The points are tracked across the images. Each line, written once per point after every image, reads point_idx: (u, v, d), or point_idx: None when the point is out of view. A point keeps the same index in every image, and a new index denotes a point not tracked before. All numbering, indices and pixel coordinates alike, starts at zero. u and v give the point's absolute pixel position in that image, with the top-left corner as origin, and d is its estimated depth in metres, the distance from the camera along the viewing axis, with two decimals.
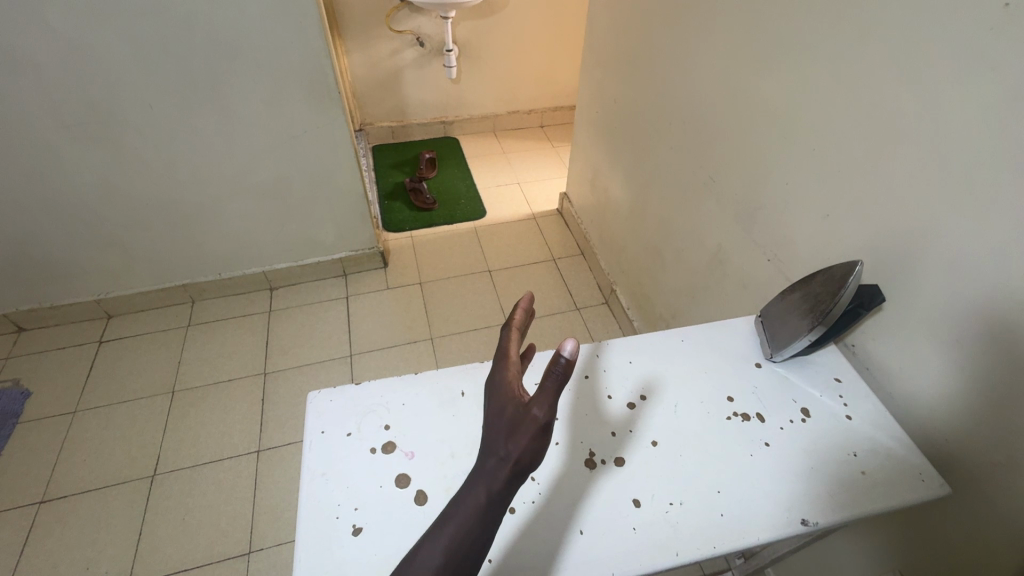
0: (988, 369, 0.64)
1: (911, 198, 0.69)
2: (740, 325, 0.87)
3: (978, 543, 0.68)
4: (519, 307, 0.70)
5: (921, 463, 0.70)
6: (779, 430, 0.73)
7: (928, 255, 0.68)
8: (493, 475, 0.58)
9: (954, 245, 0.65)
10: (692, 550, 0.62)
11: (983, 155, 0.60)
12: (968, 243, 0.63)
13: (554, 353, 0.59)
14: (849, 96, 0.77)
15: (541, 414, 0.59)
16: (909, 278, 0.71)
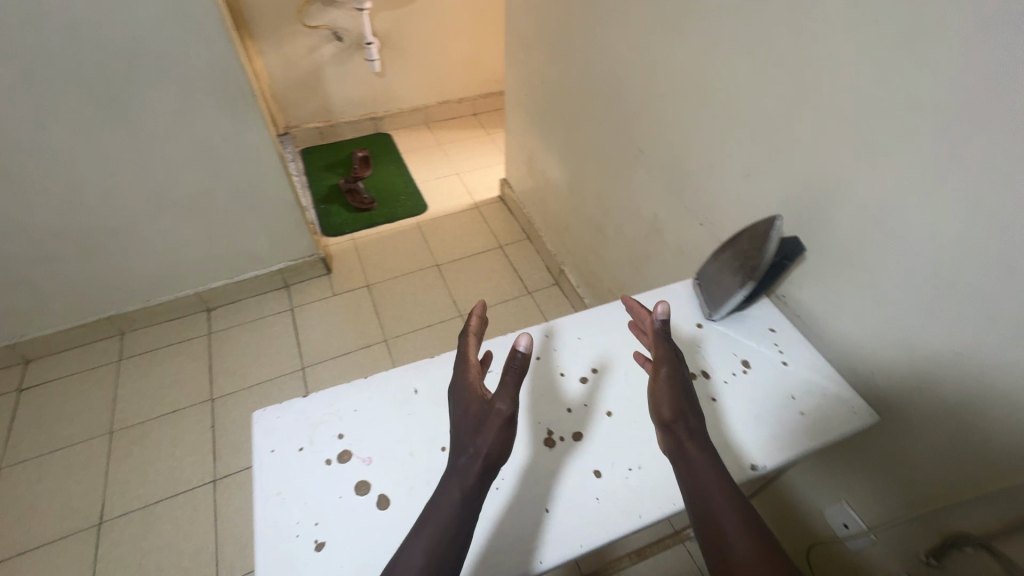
0: (901, 304, 0.69)
1: (818, 150, 0.74)
2: (680, 289, 0.90)
3: (908, 461, 0.75)
4: (473, 316, 0.71)
5: (851, 397, 0.75)
6: (723, 384, 0.76)
7: (840, 204, 0.73)
8: (466, 472, 0.59)
9: (858, 192, 0.70)
10: (654, 510, 0.64)
11: (874, 106, 0.64)
12: (873, 189, 0.67)
13: (510, 348, 0.63)
14: (756, 58, 0.80)
15: (504, 406, 0.61)
16: (825, 227, 0.76)
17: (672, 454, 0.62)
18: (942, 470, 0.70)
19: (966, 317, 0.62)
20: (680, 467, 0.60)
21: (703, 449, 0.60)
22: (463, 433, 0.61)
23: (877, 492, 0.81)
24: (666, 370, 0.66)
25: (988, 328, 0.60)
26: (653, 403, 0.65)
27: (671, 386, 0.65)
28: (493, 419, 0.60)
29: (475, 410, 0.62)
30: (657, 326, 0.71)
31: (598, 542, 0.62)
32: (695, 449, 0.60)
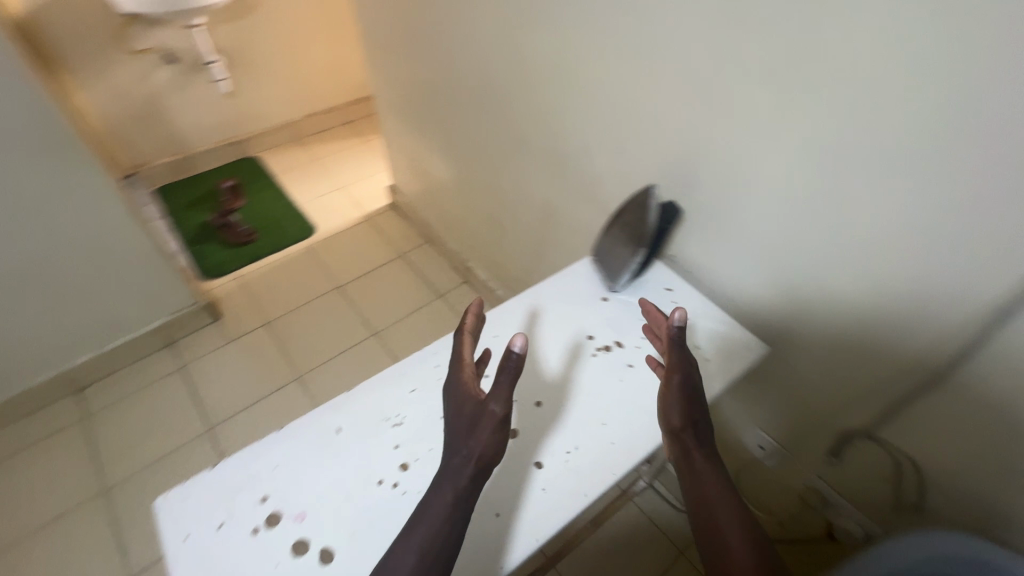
0: (769, 244, 0.77)
1: (680, 115, 0.79)
2: (580, 267, 0.93)
3: (797, 379, 0.85)
4: (469, 313, 0.70)
5: (743, 335, 0.83)
6: (636, 349, 0.81)
7: (704, 165, 0.79)
8: (459, 472, 0.58)
9: (717, 152, 0.77)
10: (597, 485, 0.67)
11: (715, 72, 0.71)
12: (729, 148, 0.75)
13: (505, 350, 0.59)
14: (608, 39, 0.84)
15: (499, 408, 0.59)
16: (696, 188, 0.83)
17: (677, 460, 0.64)
18: (824, 380, 0.81)
19: (825, 243, 0.71)
20: (683, 474, 0.63)
21: (709, 459, 0.63)
22: (457, 437, 0.60)
23: (781, 412, 0.91)
24: (679, 378, 0.66)
25: (843, 249, 0.69)
26: (663, 410, 0.67)
27: (682, 395, 0.65)
28: (485, 420, 0.59)
29: (470, 412, 0.61)
30: (672, 333, 0.70)
31: (551, 533, 0.63)
32: (702, 459, 0.62)
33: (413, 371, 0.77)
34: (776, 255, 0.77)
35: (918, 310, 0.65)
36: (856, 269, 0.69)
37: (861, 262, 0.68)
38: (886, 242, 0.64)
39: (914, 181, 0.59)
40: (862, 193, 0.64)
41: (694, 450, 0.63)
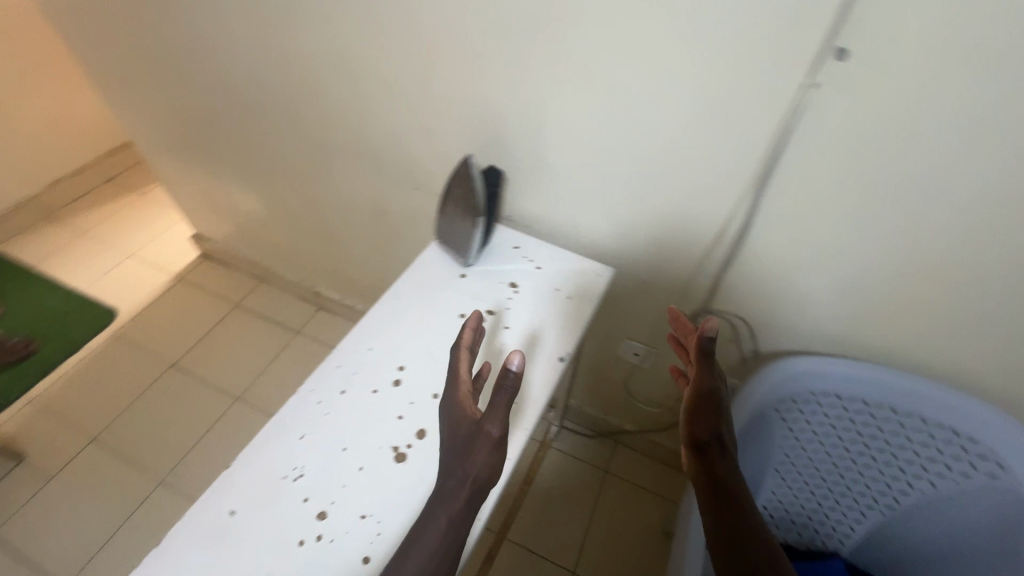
0: (586, 179, 0.86)
1: (482, 82, 0.82)
2: (429, 253, 0.93)
3: (643, 287, 0.96)
4: (469, 327, 0.72)
5: (590, 264, 0.91)
6: (507, 311, 0.84)
7: (510, 122, 0.84)
8: (454, 495, 0.59)
9: (519, 107, 0.82)
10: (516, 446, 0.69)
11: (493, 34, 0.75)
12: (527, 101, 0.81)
13: (503, 368, 0.61)
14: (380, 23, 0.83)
15: (494, 429, 0.60)
16: (510, 145, 0.88)
17: (699, 471, 0.68)
18: (662, 280, 0.93)
19: (636, 167, 0.80)
20: (704, 484, 0.67)
21: (730, 467, 0.68)
22: (459, 458, 0.61)
23: (642, 322, 1.03)
24: (710, 390, 0.70)
25: (650, 169, 0.79)
26: (688, 421, 0.70)
27: (711, 407, 0.69)
28: (482, 442, 0.61)
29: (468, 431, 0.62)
30: (702, 343, 0.72)
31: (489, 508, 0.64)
32: (725, 470, 0.67)
33: (288, 420, 0.70)
34: (600, 189, 0.86)
35: (709, 199, 0.78)
36: (664, 182, 0.80)
37: (666, 175, 0.79)
38: (678, 153, 0.75)
39: (682, 97, 0.70)
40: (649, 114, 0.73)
41: (719, 460, 0.67)
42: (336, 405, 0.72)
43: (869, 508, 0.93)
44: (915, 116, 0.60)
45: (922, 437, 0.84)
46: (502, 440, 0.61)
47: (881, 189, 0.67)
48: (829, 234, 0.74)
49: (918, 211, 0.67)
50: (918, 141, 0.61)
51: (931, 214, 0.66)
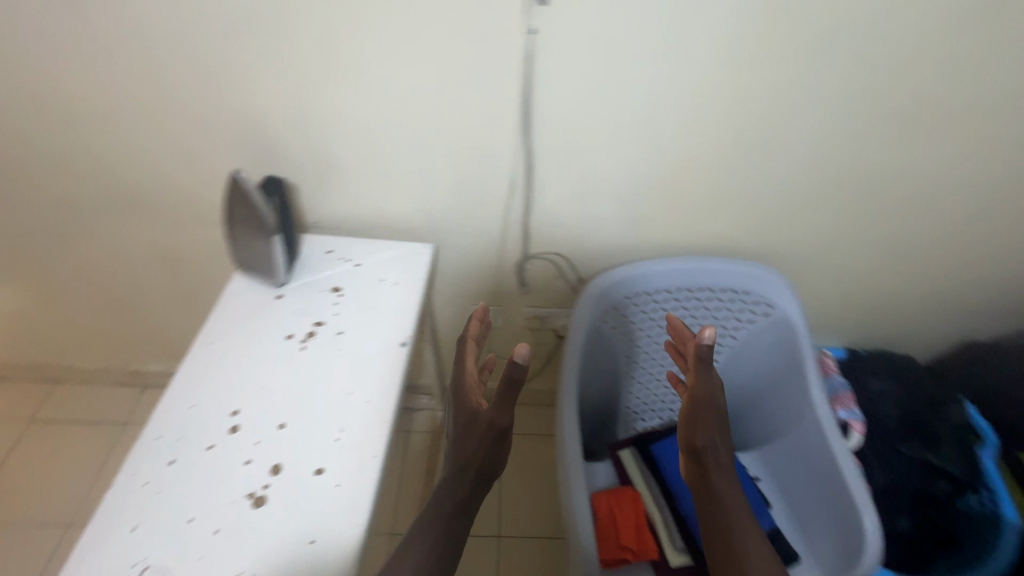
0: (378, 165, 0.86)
1: (244, 94, 0.78)
2: (235, 285, 0.85)
3: (468, 254, 1.00)
4: (475, 321, 0.86)
5: (409, 246, 0.92)
6: (336, 316, 0.81)
7: (286, 129, 0.82)
8: (456, 486, 0.71)
9: (290, 110, 0.80)
10: (380, 441, 0.68)
11: (242, 44, 0.73)
12: (298, 106, 0.80)
13: (511, 358, 0.70)
14: (112, 54, 0.75)
15: (502, 421, 0.73)
16: (292, 150, 0.85)
17: (697, 477, 0.75)
18: (480, 242, 0.98)
19: (420, 142, 0.82)
20: (703, 490, 0.74)
21: (724, 476, 0.74)
22: (463, 440, 0.74)
23: (484, 287, 1.07)
24: (705, 400, 0.74)
25: (433, 141, 0.82)
26: (686, 428, 0.76)
27: (706, 416, 0.74)
28: (479, 428, 0.73)
29: (473, 416, 0.75)
30: (700, 350, 0.73)
31: (370, 507, 0.62)
32: (721, 480, 0.73)
33: (108, 523, 0.61)
34: (398, 171, 0.87)
35: (490, 156, 0.83)
36: (452, 149, 0.83)
37: (452, 140, 0.82)
38: (455, 116, 0.79)
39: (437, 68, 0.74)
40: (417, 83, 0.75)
41: (713, 468, 0.74)
42: (168, 477, 0.64)
43: None
44: (630, 41, 0.70)
45: (716, 305, 0.98)
46: (502, 428, 0.74)
47: (627, 111, 0.77)
48: (603, 161, 0.83)
49: (661, 123, 0.79)
50: (639, 63, 0.72)
51: (669, 121, 0.79)
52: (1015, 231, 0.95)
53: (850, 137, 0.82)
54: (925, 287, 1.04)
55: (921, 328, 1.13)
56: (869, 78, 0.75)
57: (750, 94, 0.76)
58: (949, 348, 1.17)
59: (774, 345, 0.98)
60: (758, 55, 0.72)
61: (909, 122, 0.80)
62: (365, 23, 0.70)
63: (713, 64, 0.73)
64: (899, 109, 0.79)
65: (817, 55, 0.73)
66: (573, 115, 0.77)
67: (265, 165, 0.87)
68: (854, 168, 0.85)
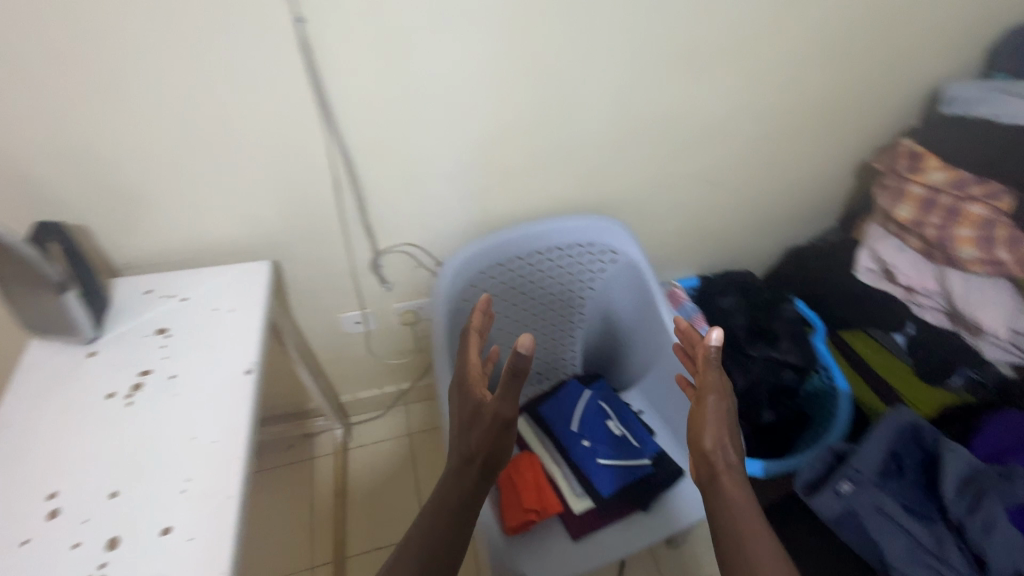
0: (181, 189, 0.78)
1: None
2: (36, 353, 0.74)
3: (314, 262, 0.96)
4: (479, 311, 0.81)
5: (243, 267, 0.86)
6: (166, 359, 0.74)
7: (52, 167, 0.71)
8: (464, 478, 0.68)
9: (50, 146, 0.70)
10: (235, 479, 0.63)
11: None
12: (59, 139, 0.69)
13: (512, 352, 0.60)
14: None
15: (508, 413, 0.64)
16: (68, 190, 0.74)
17: (705, 487, 0.66)
18: (323, 248, 0.94)
19: (222, 156, 0.76)
20: (710, 500, 0.65)
21: (736, 483, 0.64)
22: (468, 432, 0.68)
23: (344, 290, 1.03)
24: (713, 399, 0.67)
25: (235, 152, 0.76)
26: (696, 431, 0.68)
27: (720, 416, 0.67)
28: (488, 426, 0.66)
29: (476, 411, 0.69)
30: (710, 352, 0.71)
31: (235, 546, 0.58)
32: (734, 488, 0.64)
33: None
34: (207, 190, 0.80)
35: (304, 159, 0.80)
36: (259, 158, 0.78)
37: (254, 146, 0.76)
38: (251, 123, 0.74)
39: (214, 75, 0.68)
40: (191, 91, 0.69)
41: (728, 483, 0.64)
42: None
43: (575, 331, 1.11)
44: (410, 19, 0.69)
45: (569, 262, 1.02)
46: (507, 420, 0.65)
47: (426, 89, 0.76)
48: (421, 142, 0.83)
49: (465, 96, 0.79)
50: (427, 42, 0.71)
51: (472, 94, 0.79)
52: (803, 147, 1.07)
53: (646, 87, 0.86)
54: (745, 208, 1.17)
55: (750, 243, 1.27)
56: (647, 29, 0.79)
57: (541, 58, 0.78)
58: (777, 256, 1.33)
59: (627, 289, 1.05)
60: (541, 20, 0.74)
61: (692, 65, 0.86)
62: (108, 35, 0.62)
63: (504, 36, 0.74)
64: (682, 55, 0.84)
65: (592, 12, 0.75)
66: (373, 101, 0.75)
67: (34, 210, 0.75)
68: (657, 114, 0.91)
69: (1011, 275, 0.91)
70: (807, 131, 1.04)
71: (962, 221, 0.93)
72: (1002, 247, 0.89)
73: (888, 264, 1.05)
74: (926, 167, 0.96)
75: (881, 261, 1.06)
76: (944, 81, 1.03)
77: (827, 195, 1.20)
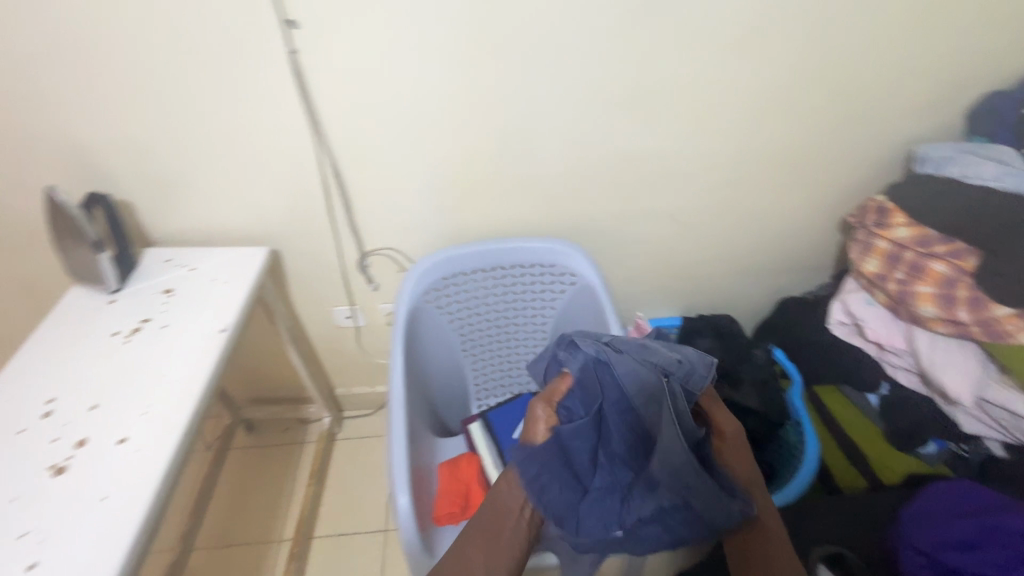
0: (219, 193, 0.98)
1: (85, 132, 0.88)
2: (69, 300, 0.93)
3: (314, 260, 1.11)
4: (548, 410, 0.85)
5: (246, 250, 1.03)
6: (163, 311, 0.90)
7: (129, 160, 0.92)
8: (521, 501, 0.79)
9: (124, 143, 0.90)
10: (183, 412, 0.76)
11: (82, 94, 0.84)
12: (131, 138, 0.89)
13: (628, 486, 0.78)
14: None
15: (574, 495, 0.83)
16: (153, 188, 0.96)
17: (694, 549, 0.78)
18: (315, 249, 1.08)
19: (247, 168, 0.94)
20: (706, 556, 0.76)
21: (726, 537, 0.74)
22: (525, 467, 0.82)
23: (337, 283, 1.16)
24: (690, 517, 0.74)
25: (248, 161, 0.93)
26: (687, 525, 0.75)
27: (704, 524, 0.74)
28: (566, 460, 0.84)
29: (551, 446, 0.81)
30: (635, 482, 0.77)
31: (151, 492, 0.68)
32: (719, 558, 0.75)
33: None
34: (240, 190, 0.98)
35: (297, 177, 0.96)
36: (267, 167, 0.94)
37: (270, 160, 0.94)
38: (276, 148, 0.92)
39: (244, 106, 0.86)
40: (202, 87, 0.84)
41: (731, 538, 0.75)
42: None
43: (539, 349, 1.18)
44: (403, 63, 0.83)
45: (531, 281, 1.09)
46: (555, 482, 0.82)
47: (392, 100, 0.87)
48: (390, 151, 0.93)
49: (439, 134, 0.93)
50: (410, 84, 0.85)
51: (431, 107, 0.88)
52: (779, 196, 1.10)
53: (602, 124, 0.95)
54: (724, 249, 1.19)
55: (735, 286, 1.27)
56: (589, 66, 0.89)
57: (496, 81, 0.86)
58: (766, 307, 1.32)
59: (587, 312, 1.10)
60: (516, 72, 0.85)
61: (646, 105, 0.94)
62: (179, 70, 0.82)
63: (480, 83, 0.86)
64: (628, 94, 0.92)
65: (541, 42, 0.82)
66: (347, 100, 0.86)
67: (100, 183, 0.94)
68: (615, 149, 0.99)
69: (973, 337, 0.87)
70: (778, 177, 1.06)
71: (923, 278, 0.91)
72: (960, 306, 0.87)
73: (857, 319, 1.05)
74: (892, 222, 0.97)
75: (853, 316, 1.06)
76: (921, 140, 1.02)
77: (811, 247, 1.20)
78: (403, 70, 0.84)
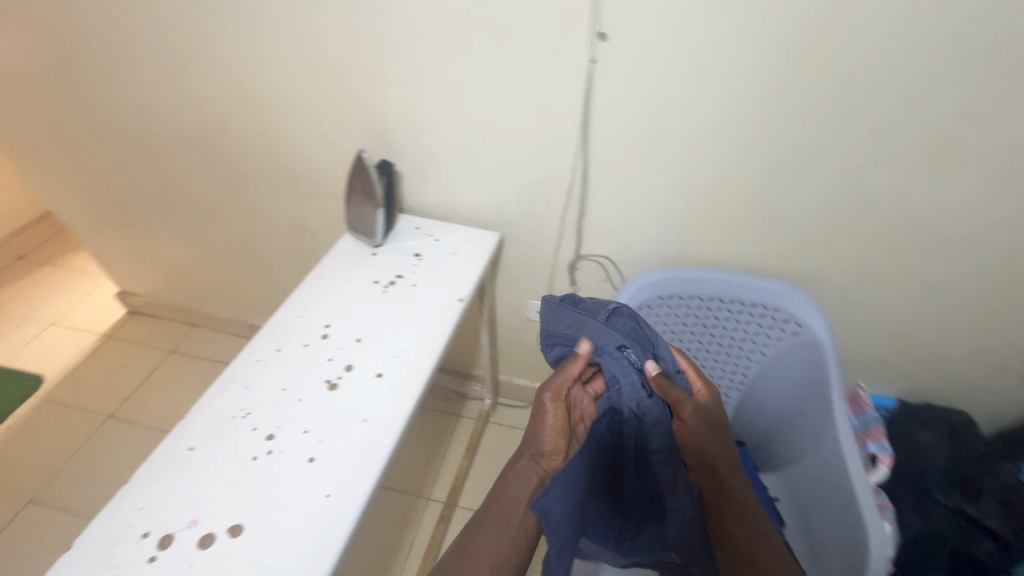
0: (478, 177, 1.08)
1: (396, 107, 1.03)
2: (343, 244, 1.09)
3: (532, 252, 1.17)
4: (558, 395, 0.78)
5: (483, 232, 1.12)
6: (415, 272, 1.02)
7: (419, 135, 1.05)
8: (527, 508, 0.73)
9: (421, 121, 1.03)
10: (428, 364, 0.85)
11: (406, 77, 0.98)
12: (427, 118, 1.03)
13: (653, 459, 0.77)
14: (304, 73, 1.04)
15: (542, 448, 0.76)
16: (427, 162, 1.09)
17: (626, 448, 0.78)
18: (538, 242, 1.15)
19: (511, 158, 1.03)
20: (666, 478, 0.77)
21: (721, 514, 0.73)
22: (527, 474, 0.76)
23: (543, 277, 1.22)
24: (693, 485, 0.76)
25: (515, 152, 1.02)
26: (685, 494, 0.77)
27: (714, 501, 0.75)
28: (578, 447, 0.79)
29: (561, 444, 0.77)
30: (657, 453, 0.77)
31: (398, 430, 0.76)
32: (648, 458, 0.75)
33: (223, 412, 0.79)
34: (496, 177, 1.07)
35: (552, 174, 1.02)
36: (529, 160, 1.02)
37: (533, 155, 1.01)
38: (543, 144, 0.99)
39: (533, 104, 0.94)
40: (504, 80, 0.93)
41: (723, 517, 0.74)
42: (277, 363, 0.85)
43: (731, 392, 1.12)
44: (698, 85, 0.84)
45: (746, 321, 1.04)
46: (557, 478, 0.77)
47: (670, 117, 0.89)
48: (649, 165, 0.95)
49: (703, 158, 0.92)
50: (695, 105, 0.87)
51: (707, 130, 0.89)
52: None
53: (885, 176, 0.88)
54: (986, 339, 1.02)
55: (982, 386, 1.09)
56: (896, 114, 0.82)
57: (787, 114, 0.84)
58: (1014, 419, 1.11)
59: (803, 368, 1.02)
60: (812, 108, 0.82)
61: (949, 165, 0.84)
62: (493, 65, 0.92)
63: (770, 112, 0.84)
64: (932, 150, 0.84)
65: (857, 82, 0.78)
66: (629, 112, 0.90)
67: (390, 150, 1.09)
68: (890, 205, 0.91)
69: None
70: None
71: None
72: None
73: None
74: None
75: None
76: None
77: None
78: (695, 91, 0.85)
